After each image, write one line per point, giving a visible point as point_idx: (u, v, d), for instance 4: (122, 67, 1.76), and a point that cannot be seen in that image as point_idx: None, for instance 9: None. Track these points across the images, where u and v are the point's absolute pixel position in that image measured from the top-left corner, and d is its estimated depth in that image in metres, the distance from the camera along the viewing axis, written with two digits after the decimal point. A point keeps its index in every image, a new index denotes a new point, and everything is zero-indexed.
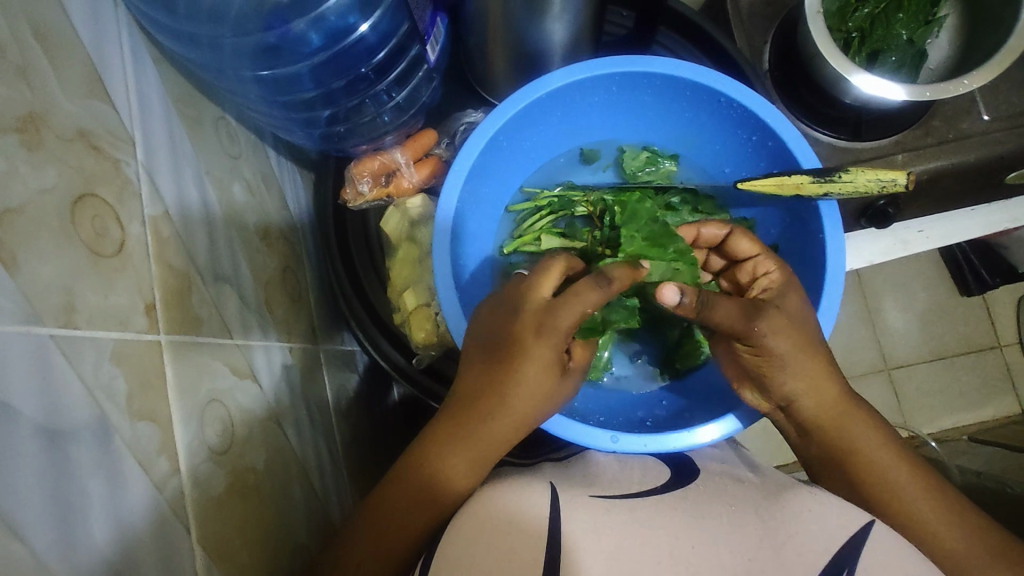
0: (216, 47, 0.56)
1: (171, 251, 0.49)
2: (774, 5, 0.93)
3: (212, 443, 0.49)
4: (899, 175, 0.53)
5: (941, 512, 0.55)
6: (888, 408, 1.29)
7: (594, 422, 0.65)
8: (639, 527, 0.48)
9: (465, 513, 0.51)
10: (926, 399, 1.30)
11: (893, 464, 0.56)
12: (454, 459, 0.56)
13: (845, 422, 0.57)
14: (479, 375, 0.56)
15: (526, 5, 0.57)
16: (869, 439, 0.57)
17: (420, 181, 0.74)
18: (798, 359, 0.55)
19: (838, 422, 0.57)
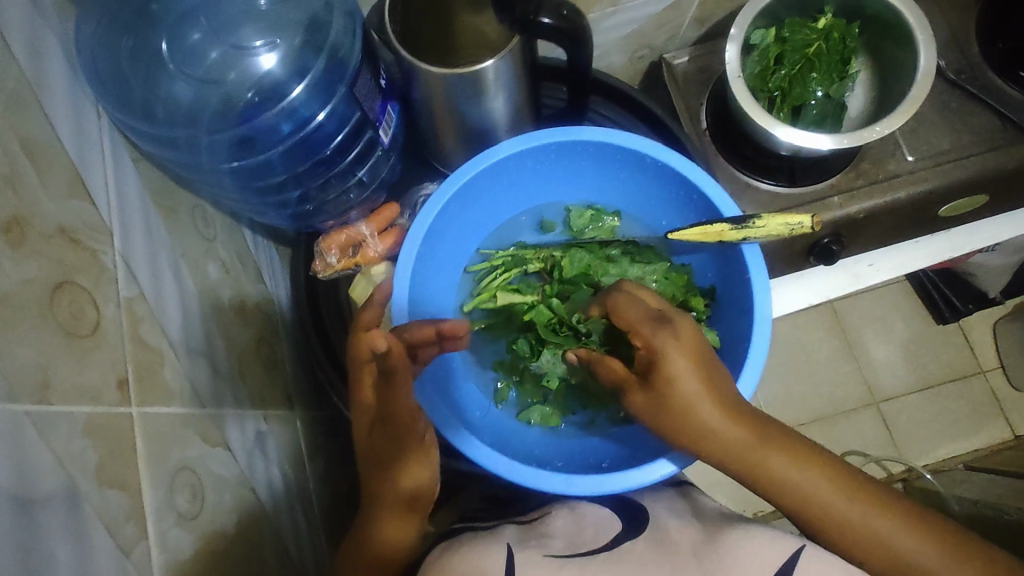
0: (192, 145, 0.63)
1: (145, 328, 0.54)
2: (705, 72, 1.03)
3: (181, 508, 0.51)
4: (803, 219, 0.58)
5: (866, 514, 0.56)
6: (879, 441, 1.31)
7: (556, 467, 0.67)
8: None
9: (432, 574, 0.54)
10: (918, 430, 1.31)
11: (820, 483, 0.57)
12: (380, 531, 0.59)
13: (759, 458, 0.56)
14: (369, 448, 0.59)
15: (464, 91, 0.65)
16: (780, 464, 0.56)
17: (384, 249, 0.78)
18: (701, 401, 0.54)
19: (754, 464, 0.56)
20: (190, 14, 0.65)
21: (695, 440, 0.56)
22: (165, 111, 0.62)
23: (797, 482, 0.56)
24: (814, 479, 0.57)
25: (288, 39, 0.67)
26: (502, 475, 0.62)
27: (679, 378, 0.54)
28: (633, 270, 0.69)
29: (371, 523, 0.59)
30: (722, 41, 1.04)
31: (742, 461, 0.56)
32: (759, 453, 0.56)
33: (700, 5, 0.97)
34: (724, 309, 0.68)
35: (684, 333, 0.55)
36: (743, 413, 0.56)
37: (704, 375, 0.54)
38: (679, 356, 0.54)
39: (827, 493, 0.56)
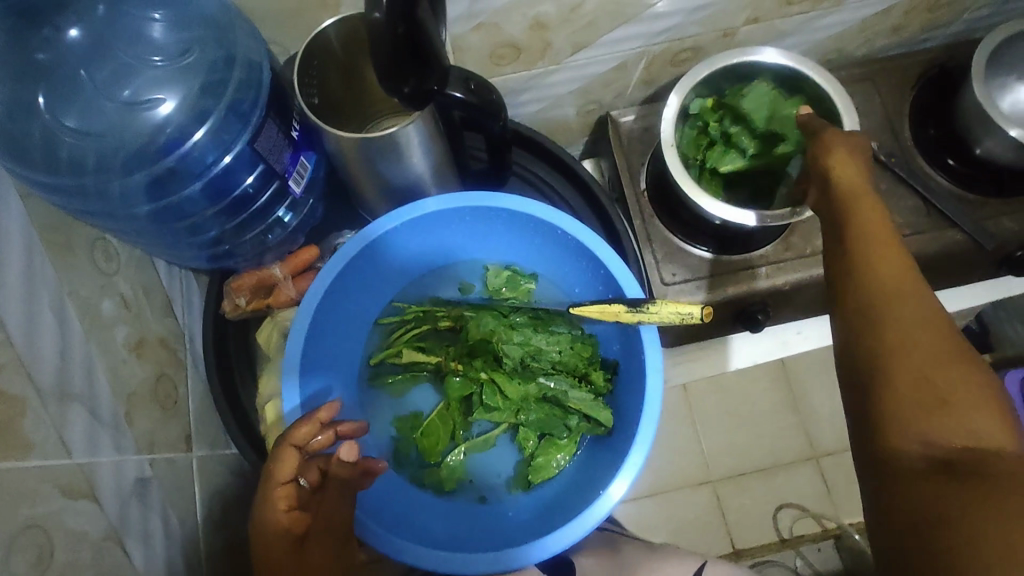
0: (102, 193, 0.62)
1: (4, 378, 0.51)
2: (648, 133, 1.04)
3: (21, 573, 0.49)
4: (693, 308, 0.58)
5: (931, 358, 0.54)
6: (816, 500, 1.28)
7: (439, 538, 0.65)
8: None
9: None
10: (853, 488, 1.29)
11: (913, 311, 0.56)
12: None
13: (873, 261, 0.58)
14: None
15: (378, 151, 0.64)
16: (895, 276, 0.57)
17: (297, 293, 0.77)
18: (876, 222, 0.59)
19: (866, 248, 0.59)
20: (79, 61, 0.62)
21: (853, 268, 0.59)
22: (70, 161, 0.61)
23: (897, 314, 0.56)
24: (904, 308, 0.56)
25: (184, 87, 0.64)
26: (377, 540, 0.61)
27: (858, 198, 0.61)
28: (537, 340, 0.68)
29: None
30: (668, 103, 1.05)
31: (888, 285, 0.57)
32: (893, 286, 0.57)
33: (646, 68, 0.99)
34: (624, 384, 0.68)
35: (847, 167, 0.63)
36: (882, 233, 0.59)
37: (881, 222, 0.59)
38: (843, 162, 0.63)
39: (925, 343, 0.54)
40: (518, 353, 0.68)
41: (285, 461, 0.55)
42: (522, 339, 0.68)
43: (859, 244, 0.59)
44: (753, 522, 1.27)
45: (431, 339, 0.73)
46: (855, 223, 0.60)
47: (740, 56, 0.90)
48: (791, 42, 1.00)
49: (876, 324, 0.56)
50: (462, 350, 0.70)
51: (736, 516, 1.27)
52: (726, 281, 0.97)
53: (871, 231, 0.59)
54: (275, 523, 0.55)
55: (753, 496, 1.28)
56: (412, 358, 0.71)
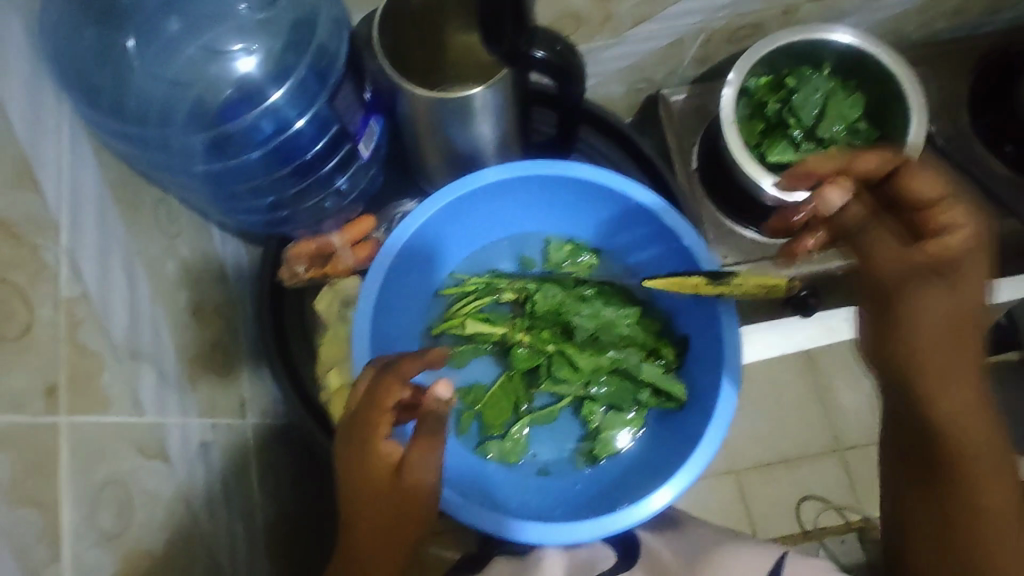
0: (164, 147, 0.62)
1: (85, 331, 0.51)
2: (701, 112, 1.02)
3: (104, 527, 0.49)
4: (780, 280, 0.59)
5: (958, 378, 0.56)
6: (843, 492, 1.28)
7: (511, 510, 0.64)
8: None
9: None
10: None
11: (985, 462, 0.57)
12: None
13: (958, 444, 0.57)
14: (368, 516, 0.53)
15: (451, 113, 0.63)
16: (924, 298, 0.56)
17: (355, 262, 0.76)
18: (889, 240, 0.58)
19: (962, 459, 0.57)
20: (162, 9, 0.61)
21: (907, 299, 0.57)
22: (136, 106, 0.60)
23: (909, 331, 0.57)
24: (981, 459, 0.57)
25: (265, 43, 0.63)
26: (455, 512, 0.60)
27: (915, 295, 0.56)
28: (607, 313, 0.68)
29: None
30: (721, 82, 1.03)
31: (974, 442, 0.57)
32: (982, 430, 0.57)
33: (703, 45, 0.97)
34: (694, 359, 0.68)
35: (889, 248, 0.58)
36: (936, 359, 0.56)
37: (948, 309, 0.56)
38: (903, 258, 0.57)
39: (997, 484, 0.58)
40: (589, 324, 0.67)
41: (387, 393, 0.53)
42: (591, 310, 0.68)
43: (941, 452, 0.58)
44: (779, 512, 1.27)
45: (495, 311, 0.73)
46: (912, 312, 0.56)
47: (802, 35, 0.86)
48: (851, 22, 0.98)
49: (957, 474, 0.58)
50: (529, 321, 0.70)
51: (761, 508, 1.27)
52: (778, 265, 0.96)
53: (913, 328, 0.56)
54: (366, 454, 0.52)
55: (780, 487, 1.28)
56: (478, 330, 0.69)
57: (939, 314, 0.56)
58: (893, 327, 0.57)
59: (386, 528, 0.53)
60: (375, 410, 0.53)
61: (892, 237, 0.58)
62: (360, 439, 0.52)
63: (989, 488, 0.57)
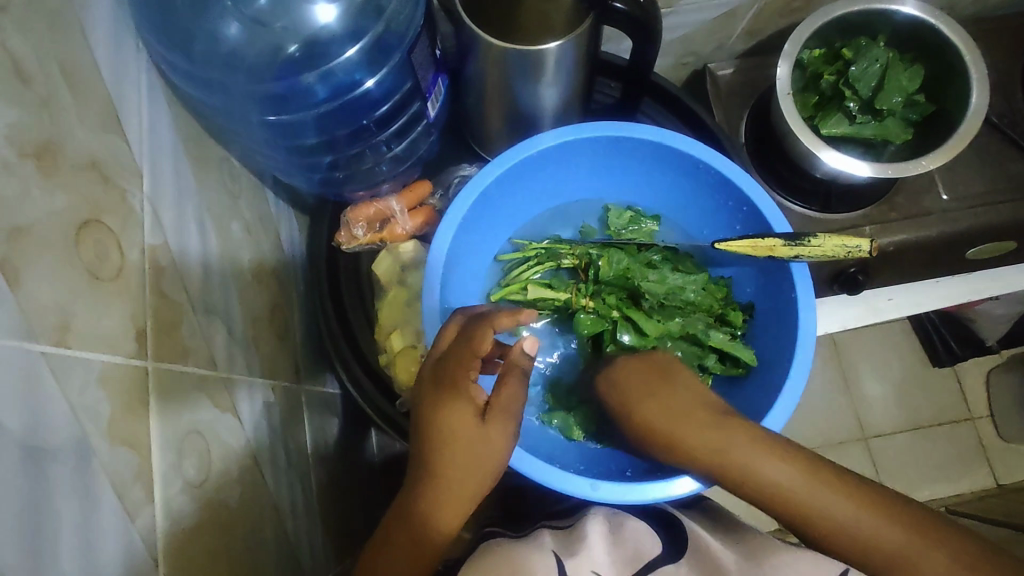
0: (224, 89, 0.60)
1: (166, 280, 0.50)
2: (749, 86, 1.01)
3: (188, 476, 0.48)
4: (862, 242, 0.58)
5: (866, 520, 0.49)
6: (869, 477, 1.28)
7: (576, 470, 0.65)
8: None
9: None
10: (904, 468, 1.30)
11: (794, 482, 0.51)
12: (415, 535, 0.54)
13: (745, 460, 0.51)
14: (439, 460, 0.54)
15: (523, 71, 0.62)
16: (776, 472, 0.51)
17: (413, 228, 0.76)
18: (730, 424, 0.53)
19: (727, 457, 0.52)
20: None
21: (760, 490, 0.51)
22: (205, 48, 0.59)
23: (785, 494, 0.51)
24: (772, 463, 0.51)
25: None
26: (530, 476, 0.59)
27: (626, 394, 0.58)
28: (674, 279, 0.67)
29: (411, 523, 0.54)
30: (769, 57, 1.02)
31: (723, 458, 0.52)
32: (755, 449, 0.52)
33: (754, 18, 0.96)
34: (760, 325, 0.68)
35: (630, 375, 0.59)
36: (688, 429, 0.54)
37: (660, 402, 0.56)
38: (639, 386, 0.58)
39: (863, 521, 0.49)
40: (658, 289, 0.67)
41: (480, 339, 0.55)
42: (660, 278, 0.67)
43: (729, 471, 0.52)
44: None
45: (554, 277, 0.73)
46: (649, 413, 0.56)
47: (860, 5, 0.85)
48: None
49: (798, 511, 0.51)
50: (593, 288, 0.69)
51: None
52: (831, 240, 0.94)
53: (649, 424, 0.56)
54: (463, 387, 0.54)
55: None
56: (540, 296, 0.69)
57: (672, 412, 0.55)
58: (667, 450, 0.55)
59: (467, 468, 0.54)
60: (476, 345, 0.55)
61: (632, 363, 0.60)
62: (458, 372, 0.54)
63: (836, 517, 0.50)
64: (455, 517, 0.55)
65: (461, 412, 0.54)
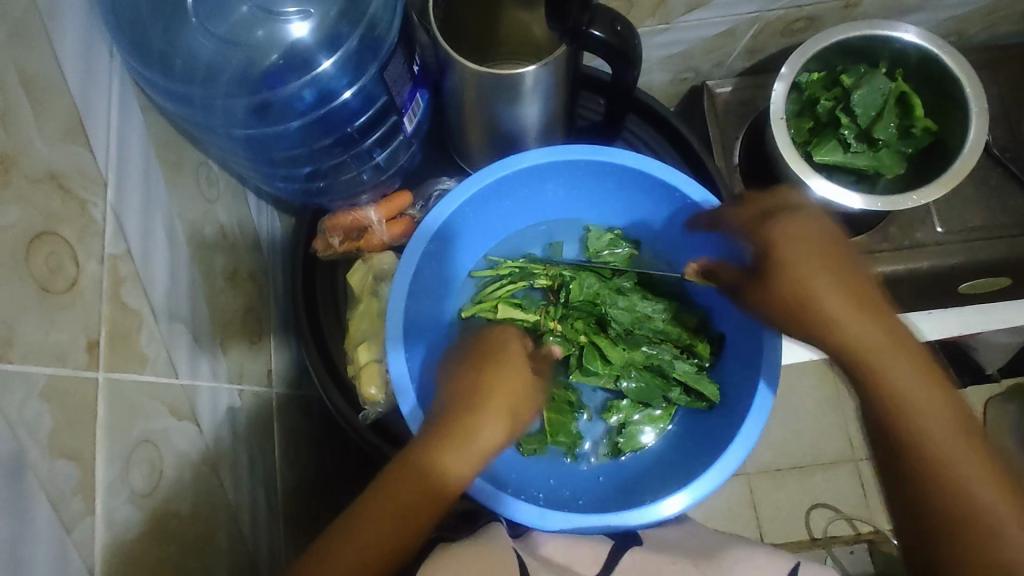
0: (206, 106, 0.60)
1: (126, 290, 0.51)
2: (747, 106, 0.99)
3: (136, 485, 0.49)
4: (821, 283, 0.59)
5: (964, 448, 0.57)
6: (855, 503, 1.25)
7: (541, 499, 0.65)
8: None
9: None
10: None
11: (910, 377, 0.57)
12: (390, 521, 0.54)
13: (875, 347, 0.57)
14: (446, 448, 0.56)
15: (501, 89, 0.62)
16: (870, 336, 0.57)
17: (389, 238, 0.76)
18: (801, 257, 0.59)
19: (875, 352, 0.57)
20: None
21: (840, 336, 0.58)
22: (183, 64, 0.59)
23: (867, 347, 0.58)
24: (900, 368, 0.57)
25: (322, 7, 0.62)
26: (484, 500, 0.60)
27: (802, 265, 0.58)
28: (642, 308, 0.70)
29: (386, 505, 0.54)
30: (769, 76, 1.00)
31: (874, 350, 0.57)
32: (888, 351, 0.57)
33: (754, 37, 0.94)
34: (726, 357, 0.70)
35: (796, 255, 0.59)
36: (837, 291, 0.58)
37: (818, 262, 0.58)
38: (789, 263, 0.59)
39: (919, 382, 0.57)
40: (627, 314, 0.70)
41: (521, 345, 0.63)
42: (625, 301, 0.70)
43: (867, 357, 0.58)
44: (786, 519, 1.24)
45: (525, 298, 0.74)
46: (782, 291, 0.59)
47: (860, 30, 0.83)
48: (913, 20, 0.94)
49: (888, 386, 0.57)
50: (562, 311, 0.71)
51: (767, 514, 1.24)
52: None
53: (811, 291, 0.58)
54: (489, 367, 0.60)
55: (788, 496, 1.25)
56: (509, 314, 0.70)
57: (824, 283, 0.58)
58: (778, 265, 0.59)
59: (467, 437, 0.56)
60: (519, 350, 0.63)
61: (807, 223, 0.60)
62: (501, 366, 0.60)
63: (953, 444, 0.56)
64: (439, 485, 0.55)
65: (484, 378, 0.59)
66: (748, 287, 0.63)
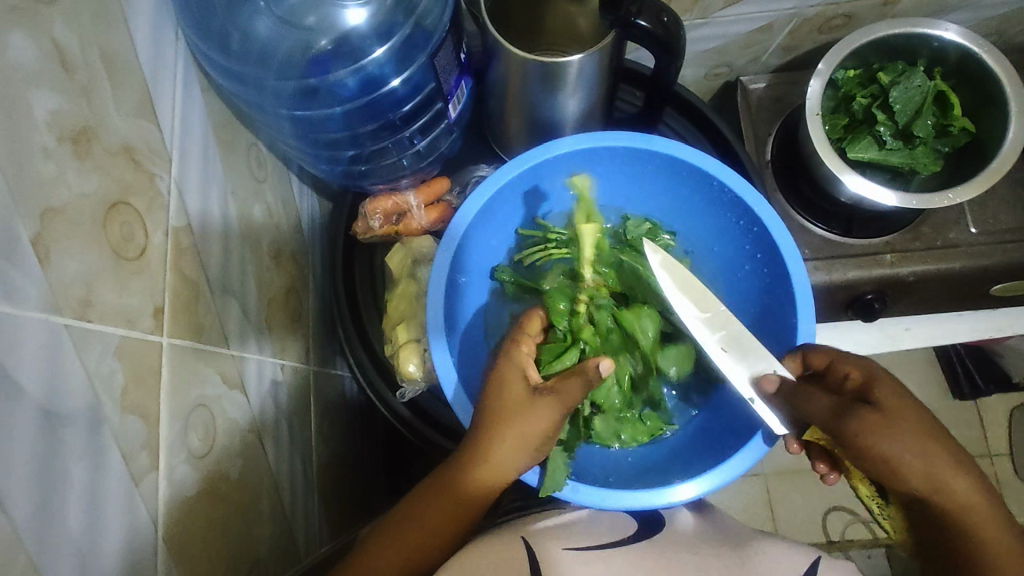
0: (259, 87, 0.62)
1: (187, 261, 0.53)
2: (780, 102, 1.00)
3: (193, 446, 0.51)
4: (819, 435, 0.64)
5: None
6: None
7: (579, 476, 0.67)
8: None
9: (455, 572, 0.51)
10: None
11: (999, 545, 0.51)
12: (422, 517, 0.57)
13: (951, 504, 0.51)
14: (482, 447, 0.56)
15: (544, 79, 0.63)
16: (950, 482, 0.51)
17: (428, 223, 0.78)
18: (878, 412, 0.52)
19: (971, 518, 0.51)
20: None
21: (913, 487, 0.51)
22: (240, 43, 0.61)
23: (941, 494, 0.51)
24: (995, 536, 0.51)
25: None
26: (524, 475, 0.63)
27: (881, 429, 0.51)
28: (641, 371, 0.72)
29: (427, 502, 0.58)
30: (804, 73, 1.00)
31: (963, 515, 0.51)
32: (980, 517, 0.51)
33: (791, 34, 0.94)
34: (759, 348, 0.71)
35: (903, 424, 0.51)
36: (936, 457, 0.51)
37: (923, 427, 0.51)
38: (894, 431, 0.51)
39: (996, 537, 0.51)
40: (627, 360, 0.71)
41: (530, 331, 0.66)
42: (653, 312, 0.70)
43: (957, 521, 0.51)
44: (806, 519, 1.24)
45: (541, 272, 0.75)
46: (882, 447, 0.51)
47: (899, 28, 0.83)
48: (954, 19, 0.93)
49: (969, 548, 0.51)
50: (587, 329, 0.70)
51: (784, 512, 1.24)
52: (850, 263, 0.93)
53: (892, 458, 0.51)
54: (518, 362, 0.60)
55: (806, 496, 1.25)
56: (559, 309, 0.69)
57: (912, 447, 0.50)
58: (853, 420, 0.52)
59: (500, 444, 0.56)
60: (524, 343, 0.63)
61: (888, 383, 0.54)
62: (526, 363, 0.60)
63: None
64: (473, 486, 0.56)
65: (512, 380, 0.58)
66: (851, 425, 0.52)
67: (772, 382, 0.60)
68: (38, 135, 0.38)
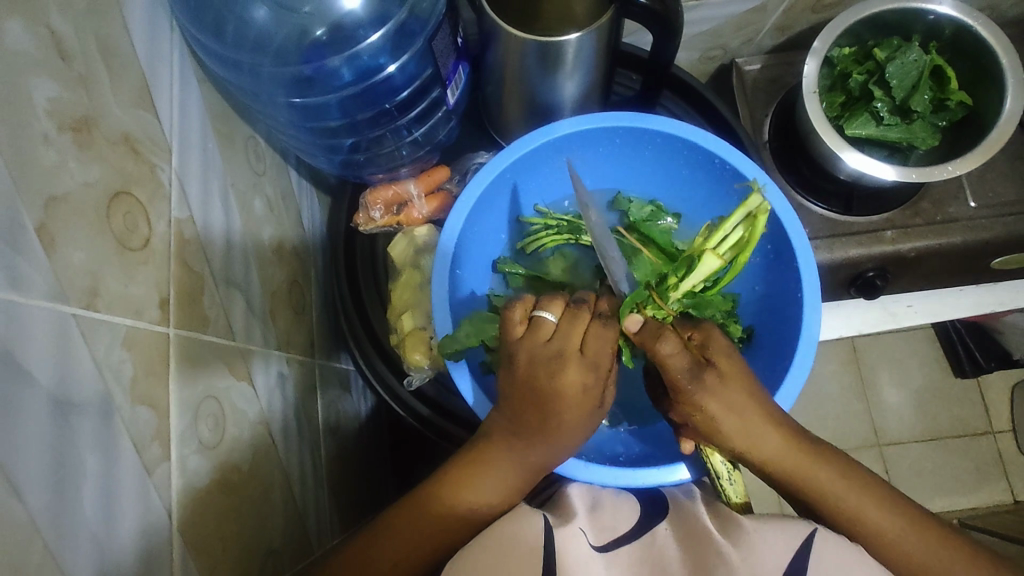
0: (255, 74, 0.61)
1: (190, 252, 0.53)
2: (776, 83, 1.00)
3: (203, 437, 0.51)
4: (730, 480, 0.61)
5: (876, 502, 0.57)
6: None
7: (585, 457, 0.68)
8: (650, 544, 0.53)
9: (466, 554, 0.49)
10: (919, 478, 1.25)
11: (833, 478, 0.57)
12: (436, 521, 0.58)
13: (774, 458, 0.57)
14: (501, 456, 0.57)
15: (543, 61, 0.63)
16: (766, 438, 0.56)
17: (429, 212, 0.79)
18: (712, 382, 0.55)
19: (802, 468, 0.57)
20: None
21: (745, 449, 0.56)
22: (235, 31, 0.60)
23: (763, 449, 0.56)
24: (822, 473, 0.57)
25: None
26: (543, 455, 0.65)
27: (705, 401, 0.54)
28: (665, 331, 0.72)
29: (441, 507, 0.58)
30: (799, 52, 1.00)
31: (790, 464, 0.57)
32: (808, 465, 0.57)
33: (785, 13, 0.94)
34: (769, 327, 0.71)
35: (728, 383, 0.55)
36: (754, 414, 0.56)
37: (741, 388, 0.56)
38: (723, 393, 0.55)
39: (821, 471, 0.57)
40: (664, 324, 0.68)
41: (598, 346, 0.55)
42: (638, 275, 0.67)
43: (791, 470, 0.57)
44: None
45: (542, 262, 0.74)
46: (711, 404, 0.54)
47: (895, 3, 0.83)
48: None
49: (815, 491, 0.57)
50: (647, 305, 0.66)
51: None
52: (850, 240, 0.93)
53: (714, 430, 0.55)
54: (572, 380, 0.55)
55: None
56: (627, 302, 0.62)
57: (731, 407, 0.55)
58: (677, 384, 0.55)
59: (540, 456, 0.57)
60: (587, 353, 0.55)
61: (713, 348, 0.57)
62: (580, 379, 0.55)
63: (871, 518, 0.56)
64: (507, 487, 0.58)
65: (571, 408, 0.55)
66: (697, 387, 0.54)
67: (635, 322, 0.59)
68: (38, 122, 0.38)
